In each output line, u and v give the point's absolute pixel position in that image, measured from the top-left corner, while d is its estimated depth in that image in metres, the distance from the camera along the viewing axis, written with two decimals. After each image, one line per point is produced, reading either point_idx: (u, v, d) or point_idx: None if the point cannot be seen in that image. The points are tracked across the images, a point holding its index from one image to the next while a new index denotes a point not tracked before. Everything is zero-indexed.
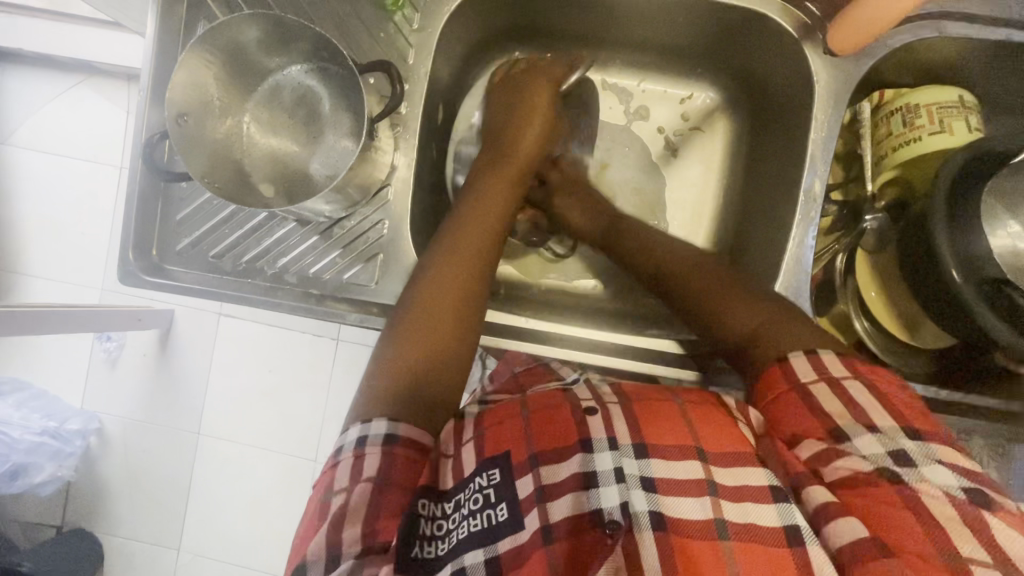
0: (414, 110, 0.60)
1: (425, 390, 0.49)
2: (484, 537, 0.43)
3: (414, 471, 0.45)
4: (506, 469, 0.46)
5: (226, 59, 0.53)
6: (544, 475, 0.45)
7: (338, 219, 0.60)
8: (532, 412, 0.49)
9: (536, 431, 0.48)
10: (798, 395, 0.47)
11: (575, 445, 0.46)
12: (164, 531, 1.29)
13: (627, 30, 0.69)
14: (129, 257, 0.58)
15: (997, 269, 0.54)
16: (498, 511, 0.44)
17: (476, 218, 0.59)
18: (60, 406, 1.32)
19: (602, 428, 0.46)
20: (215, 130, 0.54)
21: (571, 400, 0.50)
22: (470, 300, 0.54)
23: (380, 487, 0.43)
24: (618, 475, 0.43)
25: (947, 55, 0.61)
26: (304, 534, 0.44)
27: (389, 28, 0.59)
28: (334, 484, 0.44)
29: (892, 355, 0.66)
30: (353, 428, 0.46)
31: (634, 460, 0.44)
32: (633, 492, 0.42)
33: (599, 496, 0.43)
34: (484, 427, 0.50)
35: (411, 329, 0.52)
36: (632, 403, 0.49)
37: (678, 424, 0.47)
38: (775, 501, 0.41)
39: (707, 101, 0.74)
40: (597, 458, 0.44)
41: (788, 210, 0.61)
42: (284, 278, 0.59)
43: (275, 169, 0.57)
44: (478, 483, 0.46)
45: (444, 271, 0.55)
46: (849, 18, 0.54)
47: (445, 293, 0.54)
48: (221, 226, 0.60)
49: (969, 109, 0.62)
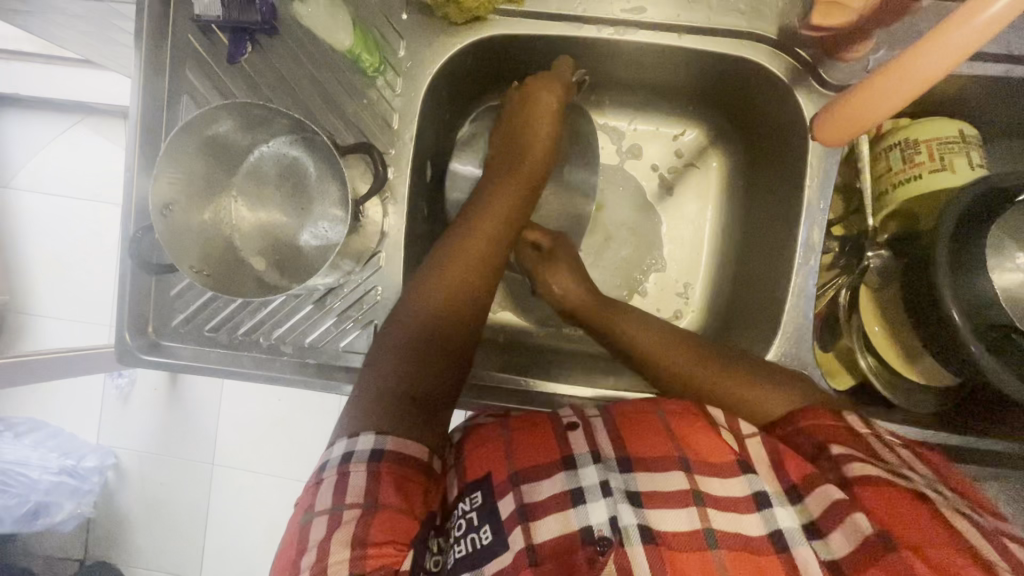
0: (401, 174, 0.59)
1: (416, 392, 0.50)
2: (472, 562, 0.42)
3: (404, 485, 0.45)
4: (488, 491, 0.46)
5: (207, 147, 0.53)
6: (526, 492, 0.44)
7: (332, 288, 0.59)
8: (516, 430, 0.49)
9: (519, 447, 0.47)
10: (846, 429, 0.46)
11: (558, 462, 0.45)
12: (185, 563, 1.31)
13: (614, 75, 0.68)
14: (125, 336, 0.58)
15: (1005, 316, 0.52)
16: (482, 534, 0.44)
17: (487, 219, 0.60)
18: (76, 444, 1.34)
19: (583, 442, 0.47)
20: (202, 213, 0.54)
21: (554, 418, 0.51)
22: (464, 299, 0.56)
23: (371, 510, 0.43)
24: (605, 490, 0.43)
25: (947, 88, 0.59)
26: (289, 558, 0.44)
27: (372, 94, 0.59)
28: (317, 504, 0.44)
29: (902, 395, 0.64)
30: (339, 443, 0.47)
31: (618, 474, 0.44)
32: (621, 506, 0.42)
33: (587, 513, 0.42)
34: (468, 449, 0.49)
35: (406, 334, 0.53)
36: (613, 417, 0.49)
37: (659, 432, 0.46)
38: (759, 509, 0.42)
39: (700, 138, 0.73)
40: (581, 473, 0.44)
41: (787, 256, 0.60)
42: (280, 349, 0.59)
43: (265, 241, 0.57)
44: (461, 508, 0.46)
45: (446, 276, 0.56)
46: (834, 116, 0.52)
47: (444, 288, 0.55)
48: (214, 300, 0.59)
49: (971, 143, 0.60)
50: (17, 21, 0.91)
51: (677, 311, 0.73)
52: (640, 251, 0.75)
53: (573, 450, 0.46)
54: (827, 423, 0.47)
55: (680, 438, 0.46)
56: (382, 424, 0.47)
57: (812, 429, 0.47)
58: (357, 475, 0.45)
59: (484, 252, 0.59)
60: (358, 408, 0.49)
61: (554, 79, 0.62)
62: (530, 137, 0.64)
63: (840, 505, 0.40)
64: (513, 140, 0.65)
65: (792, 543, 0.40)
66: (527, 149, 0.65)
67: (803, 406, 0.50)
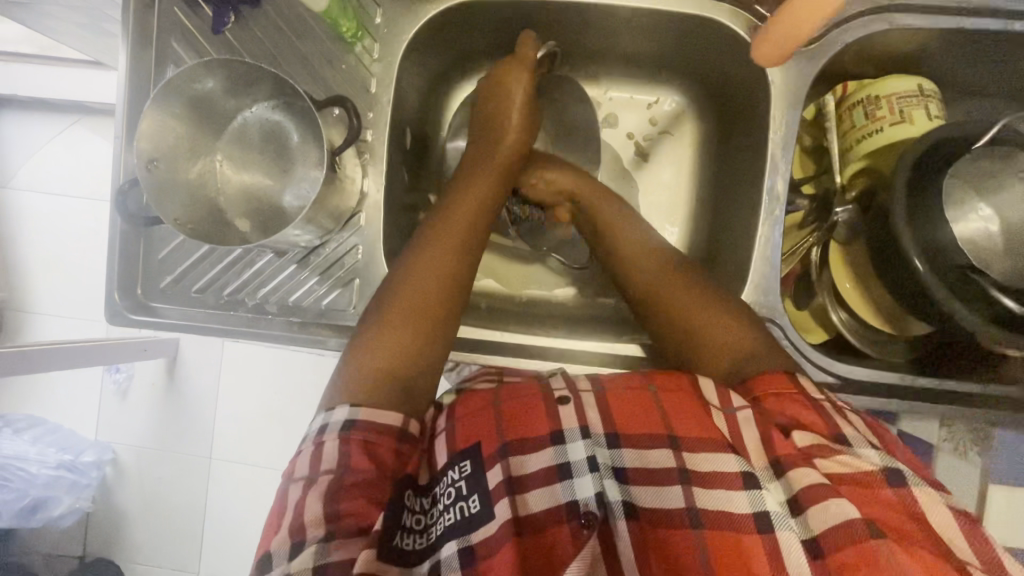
0: (380, 138, 0.61)
1: (392, 368, 0.52)
2: (463, 528, 0.46)
3: (375, 451, 0.48)
4: (477, 461, 0.48)
5: (192, 109, 0.55)
6: (514, 466, 0.48)
7: (315, 247, 0.61)
8: (504, 403, 0.51)
9: (507, 420, 0.50)
10: (802, 396, 0.49)
11: (545, 438, 0.49)
12: (184, 556, 1.32)
13: (587, 42, 0.70)
14: (115, 296, 0.61)
15: (963, 257, 0.54)
16: (470, 503, 0.47)
17: (464, 204, 0.61)
18: (75, 439, 1.35)
19: (573, 417, 0.50)
20: (189, 172, 0.56)
21: (544, 388, 0.53)
22: (445, 282, 0.56)
23: (343, 475, 0.46)
24: (591, 465, 0.47)
25: (906, 44, 0.61)
26: (272, 524, 0.46)
27: (350, 60, 0.61)
28: (295, 471, 0.47)
29: (871, 346, 0.66)
30: (317, 417, 0.50)
31: (605, 450, 0.48)
32: (606, 482, 0.46)
33: (574, 486, 0.46)
34: (456, 418, 0.52)
35: (385, 314, 0.54)
36: (605, 394, 0.52)
37: (650, 411, 0.50)
38: (747, 488, 0.45)
39: (674, 106, 0.75)
40: (569, 449, 0.48)
41: (752, 210, 0.63)
42: (265, 308, 0.61)
43: (249, 203, 0.59)
44: (451, 476, 0.49)
45: (424, 260, 0.57)
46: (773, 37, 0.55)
47: (425, 272, 0.56)
48: (200, 262, 0.61)
49: (929, 98, 0.62)
50: (15, 16, 0.94)
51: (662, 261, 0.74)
52: None
53: (562, 424, 0.49)
54: (784, 393, 0.50)
55: (668, 418, 0.49)
56: (352, 397, 0.50)
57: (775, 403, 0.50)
58: (331, 443, 0.48)
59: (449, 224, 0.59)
60: (338, 380, 0.52)
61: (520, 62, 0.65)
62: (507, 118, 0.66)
63: (821, 489, 0.43)
64: (496, 115, 0.66)
65: (776, 525, 0.43)
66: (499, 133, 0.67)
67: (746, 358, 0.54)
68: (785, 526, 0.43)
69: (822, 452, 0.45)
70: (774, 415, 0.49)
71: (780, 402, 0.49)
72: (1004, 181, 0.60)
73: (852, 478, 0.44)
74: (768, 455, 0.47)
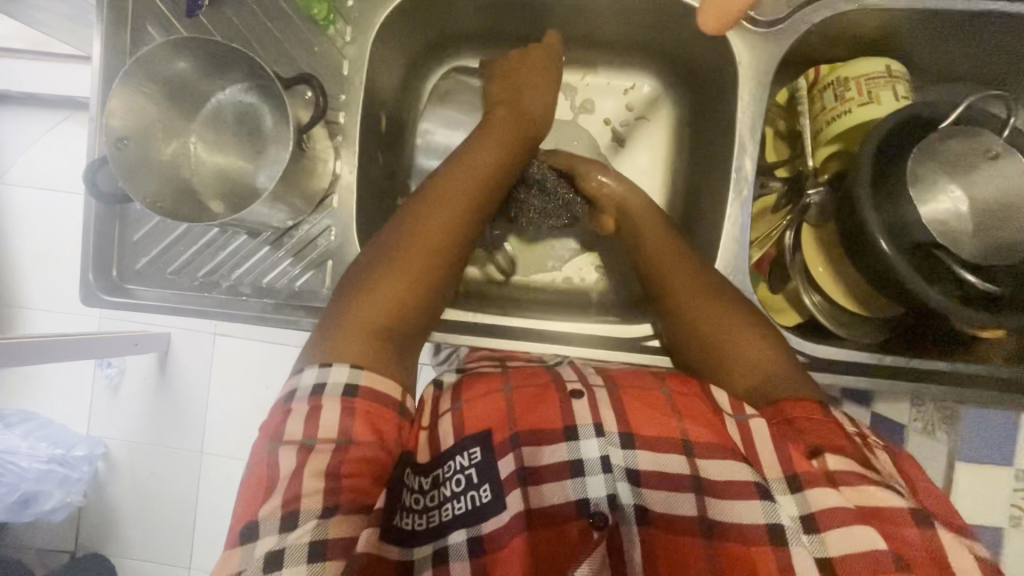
0: (352, 120, 0.62)
1: (392, 327, 0.52)
2: (470, 518, 0.48)
3: (379, 427, 0.48)
4: (487, 452, 0.50)
5: (164, 90, 0.56)
6: (527, 457, 0.50)
7: (287, 229, 0.62)
8: (516, 395, 0.53)
9: (521, 415, 0.52)
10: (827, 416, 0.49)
11: (560, 432, 0.51)
12: (174, 550, 1.33)
13: (561, 26, 0.71)
14: (89, 277, 0.61)
15: (926, 234, 0.54)
16: (481, 493, 0.49)
17: (469, 172, 0.60)
18: (66, 433, 1.34)
19: (586, 414, 0.51)
20: (161, 152, 0.57)
21: (557, 381, 0.55)
22: (447, 247, 0.56)
23: (345, 444, 0.46)
24: (605, 466, 0.49)
25: (872, 25, 0.62)
26: (258, 484, 0.45)
27: (323, 43, 0.61)
28: (288, 433, 0.46)
29: (843, 327, 0.66)
30: (310, 372, 0.49)
31: (619, 450, 0.50)
32: (619, 484, 0.49)
33: (586, 485, 0.49)
34: (462, 402, 0.54)
35: (388, 272, 0.54)
36: (618, 390, 0.54)
37: (662, 411, 0.51)
38: (762, 500, 0.46)
39: (650, 90, 0.76)
40: (583, 446, 0.50)
41: (722, 191, 0.64)
42: (238, 290, 0.62)
43: (223, 184, 0.59)
44: (458, 463, 0.51)
45: (427, 224, 0.56)
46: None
47: (427, 236, 0.56)
48: (174, 244, 0.62)
49: (897, 78, 0.63)
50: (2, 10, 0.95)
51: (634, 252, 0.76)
52: None
53: (576, 421, 0.51)
54: (810, 412, 0.49)
55: (682, 417, 0.51)
56: (354, 357, 0.49)
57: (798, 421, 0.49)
58: (331, 408, 0.47)
59: (459, 202, 0.58)
60: (329, 341, 0.51)
61: (544, 48, 0.69)
62: (525, 95, 0.68)
63: (843, 516, 0.44)
64: (518, 92, 0.68)
65: (789, 541, 0.45)
66: (523, 118, 0.67)
67: (767, 370, 0.53)
68: (798, 544, 0.44)
69: (844, 476, 0.45)
70: (795, 432, 0.48)
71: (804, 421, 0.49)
72: (972, 161, 0.58)
73: (878, 509, 0.44)
74: (788, 470, 0.48)
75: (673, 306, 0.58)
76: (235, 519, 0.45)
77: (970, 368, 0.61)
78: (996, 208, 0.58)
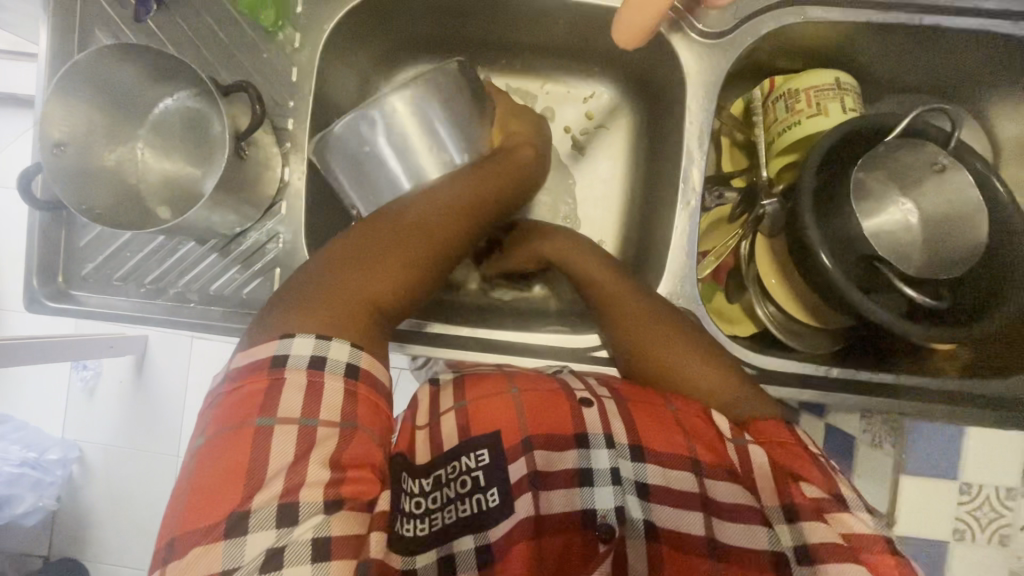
0: (302, 126, 0.62)
1: (389, 307, 0.51)
2: (478, 523, 0.47)
3: (377, 414, 0.47)
4: (496, 453, 0.49)
5: (107, 96, 0.56)
6: (539, 461, 0.49)
7: (235, 236, 0.61)
8: (523, 393, 0.52)
9: (531, 418, 0.50)
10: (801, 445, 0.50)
11: (571, 440, 0.50)
12: (148, 556, 1.31)
13: (517, 34, 0.71)
14: (33, 282, 0.60)
15: (869, 247, 0.54)
16: (488, 496, 0.48)
17: (483, 173, 0.59)
18: (39, 437, 1.32)
19: (597, 424, 0.51)
20: (104, 158, 0.57)
21: (565, 388, 0.53)
22: (452, 241, 0.55)
23: (349, 428, 0.45)
24: (614, 477, 0.49)
25: (820, 37, 0.62)
26: (240, 461, 0.42)
27: (271, 49, 0.61)
28: (286, 410, 0.43)
29: (795, 338, 0.66)
30: (309, 341, 0.46)
31: (629, 463, 0.50)
32: (628, 497, 0.49)
33: (594, 495, 0.49)
34: (468, 399, 0.52)
35: (392, 254, 0.51)
36: (626, 402, 0.53)
37: (670, 426, 0.52)
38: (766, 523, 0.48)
39: (609, 99, 0.76)
40: (594, 455, 0.50)
41: (673, 199, 0.65)
42: (186, 297, 0.61)
43: (169, 190, 0.59)
44: (465, 464, 0.49)
45: (437, 216, 0.55)
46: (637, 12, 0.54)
47: (433, 228, 0.54)
48: (121, 250, 0.61)
49: (846, 91, 0.63)
50: None
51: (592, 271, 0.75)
52: (553, 215, 0.76)
53: (587, 429, 0.51)
54: (790, 442, 0.50)
55: (690, 433, 0.51)
56: (355, 335, 0.48)
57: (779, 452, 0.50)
58: (333, 387, 0.45)
59: (463, 220, 0.56)
60: (323, 314, 0.48)
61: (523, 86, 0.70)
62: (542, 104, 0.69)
63: (833, 545, 0.44)
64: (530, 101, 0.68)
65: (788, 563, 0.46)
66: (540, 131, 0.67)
67: (719, 385, 0.55)
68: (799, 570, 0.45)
69: (831, 508, 0.46)
70: (788, 463, 0.49)
71: (783, 451, 0.50)
72: (919, 173, 0.58)
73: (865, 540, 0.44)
74: (783, 499, 0.48)
75: (617, 319, 0.59)
76: (202, 489, 0.42)
77: (917, 380, 0.61)
78: (942, 220, 0.58)
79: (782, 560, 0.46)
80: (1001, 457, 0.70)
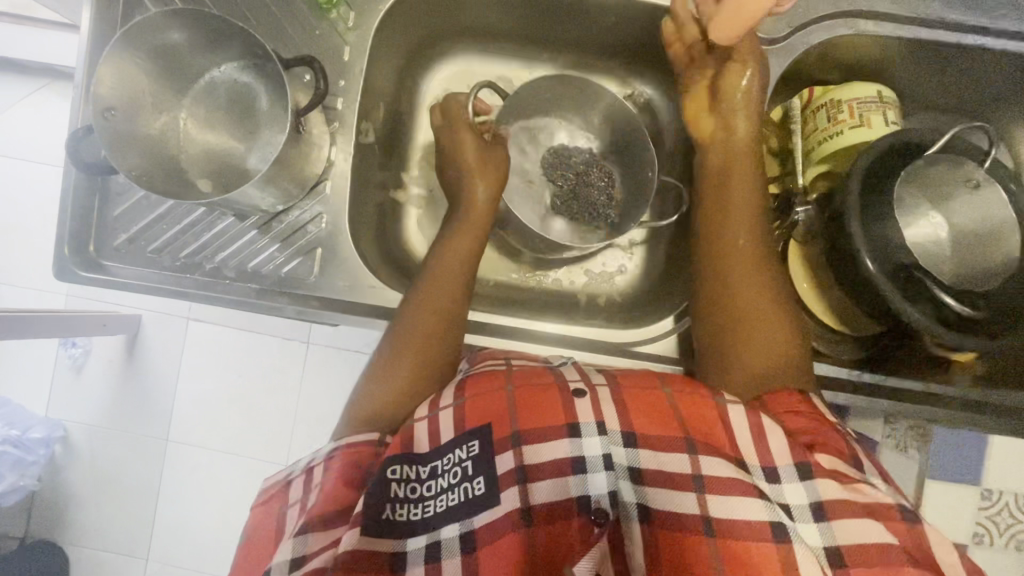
0: (351, 106, 0.61)
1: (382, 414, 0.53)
2: (465, 509, 0.46)
3: (355, 463, 0.49)
4: (484, 442, 0.48)
5: (156, 61, 0.54)
6: (526, 454, 0.47)
7: (277, 214, 0.61)
8: (517, 387, 0.50)
9: (523, 407, 0.49)
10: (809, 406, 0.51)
11: (563, 429, 0.48)
12: (133, 541, 1.26)
13: (564, 27, 0.71)
14: (64, 250, 0.58)
15: (907, 256, 0.56)
16: (475, 485, 0.47)
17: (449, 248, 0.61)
18: (24, 415, 1.27)
19: (590, 411, 0.48)
20: (150, 126, 0.55)
21: (558, 378, 0.51)
22: (436, 338, 0.56)
23: (325, 481, 0.48)
24: (607, 463, 0.46)
25: (867, 53, 0.64)
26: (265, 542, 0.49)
27: (325, 26, 0.61)
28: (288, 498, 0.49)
29: (824, 343, 0.66)
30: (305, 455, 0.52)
31: (623, 451, 0.47)
32: (621, 482, 0.46)
33: (587, 481, 0.46)
34: (465, 396, 0.50)
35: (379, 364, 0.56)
36: (621, 389, 0.50)
37: (666, 414, 0.48)
38: (763, 497, 0.45)
39: (647, 100, 0.77)
40: (586, 443, 0.47)
41: None
42: (222, 273, 0.60)
43: (212, 162, 0.58)
44: (456, 455, 0.48)
45: (416, 314, 0.57)
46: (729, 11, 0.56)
47: (415, 328, 0.57)
48: (157, 222, 0.60)
49: (887, 104, 0.65)
50: None
51: (618, 268, 0.77)
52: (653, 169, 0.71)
53: (580, 418, 0.48)
54: (799, 414, 0.50)
55: (688, 422, 0.48)
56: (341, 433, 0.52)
57: (786, 418, 0.50)
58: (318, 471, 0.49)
59: (445, 306, 0.58)
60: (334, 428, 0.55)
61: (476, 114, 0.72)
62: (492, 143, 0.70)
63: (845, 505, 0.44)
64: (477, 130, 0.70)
65: (793, 538, 0.43)
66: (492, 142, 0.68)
67: (780, 361, 0.54)
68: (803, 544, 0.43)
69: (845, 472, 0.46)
70: (795, 425, 0.49)
71: (793, 418, 0.50)
72: (952, 189, 0.60)
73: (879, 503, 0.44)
74: (799, 461, 0.46)
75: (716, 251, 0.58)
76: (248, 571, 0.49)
77: (938, 387, 0.64)
78: (971, 236, 0.60)
79: (780, 529, 0.43)
80: (990, 461, 0.75)
